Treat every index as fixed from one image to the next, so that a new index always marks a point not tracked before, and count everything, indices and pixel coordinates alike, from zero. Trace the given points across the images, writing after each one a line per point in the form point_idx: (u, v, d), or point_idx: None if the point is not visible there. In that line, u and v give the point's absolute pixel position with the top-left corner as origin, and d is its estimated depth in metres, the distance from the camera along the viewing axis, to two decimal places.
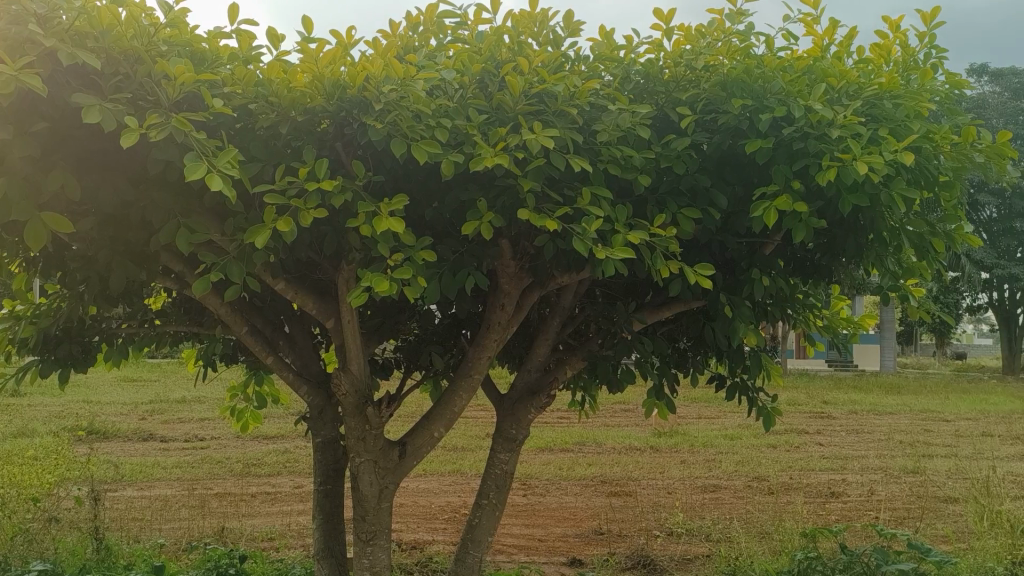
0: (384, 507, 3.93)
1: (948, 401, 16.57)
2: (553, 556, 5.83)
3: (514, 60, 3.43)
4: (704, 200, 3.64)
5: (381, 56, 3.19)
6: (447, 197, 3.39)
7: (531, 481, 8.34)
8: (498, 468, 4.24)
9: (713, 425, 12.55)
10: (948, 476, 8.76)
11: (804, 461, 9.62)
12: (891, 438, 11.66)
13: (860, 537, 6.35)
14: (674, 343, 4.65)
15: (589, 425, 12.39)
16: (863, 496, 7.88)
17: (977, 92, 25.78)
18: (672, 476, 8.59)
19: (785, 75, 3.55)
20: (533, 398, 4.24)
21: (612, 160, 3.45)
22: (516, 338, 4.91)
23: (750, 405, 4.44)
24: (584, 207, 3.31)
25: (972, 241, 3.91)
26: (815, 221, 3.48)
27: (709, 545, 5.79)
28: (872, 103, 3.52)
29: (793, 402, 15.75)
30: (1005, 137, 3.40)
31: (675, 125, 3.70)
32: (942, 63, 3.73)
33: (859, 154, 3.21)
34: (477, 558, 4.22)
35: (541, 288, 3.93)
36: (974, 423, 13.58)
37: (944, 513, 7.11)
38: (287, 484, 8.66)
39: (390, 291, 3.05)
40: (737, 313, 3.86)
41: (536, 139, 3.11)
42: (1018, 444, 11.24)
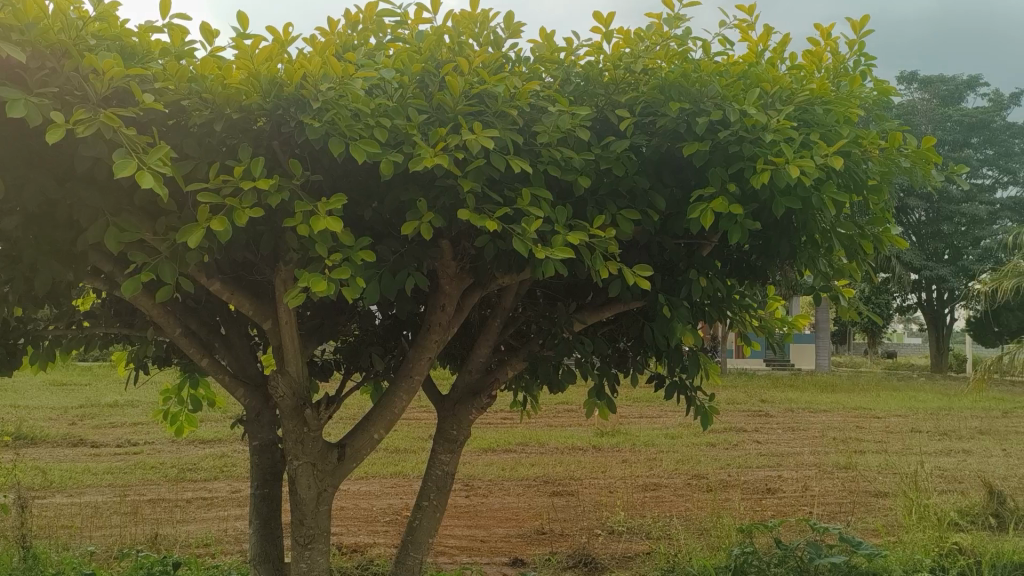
0: (323, 511, 3.88)
1: (879, 399, 17.08)
2: (495, 556, 5.85)
3: (455, 60, 3.43)
4: (643, 202, 3.69)
5: (318, 54, 3.16)
6: (387, 197, 3.38)
7: (474, 482, 8.32)
8: (438, 469, 4.23)
9: (653, 424, 12.69)
10: (878, 471, 9.03)
11: (742, 459, 9.78)
12: (825, 436, 11.94)
13: (794, 531, 6.49)
14: (615, 344, 4.69)
15: (531, 426, 12.42)
16: (798, 492, 8.07)
17: (907, 99, 26.59)
18: (613, 476, 8.67)
19: (721, 79, 3.61)
20: (474, 399, 4.23)
21: (552, 161, 3.47)
22: (457, 339, 4.91)
23: (688, 404, 4.48)
24: (525, 207, 3.32)
25: (899, 243, 4.04)
26: (750, 223, 3.55)
27: (649, 543, 5.86)
28: (804, 109, 3.62)
29: (732, 401, 16.04)
30: (929, 143, 3.52)
31: (614, 127, 3.75)
32: (870, 70, 3.84)
33: (792, 158, 3.29)
34: (417, 560, 4.20)
35: (482, 289, 3.93)
36: (904, 419, 13.99)
37: (874, 508, 7.31)
38: (223, 488, 8.49)
39: (328, 291, 3.02)
40: (676, 313, 3.91)
41: (476, 140, 3.11)
42: (945, 440, 11.63)
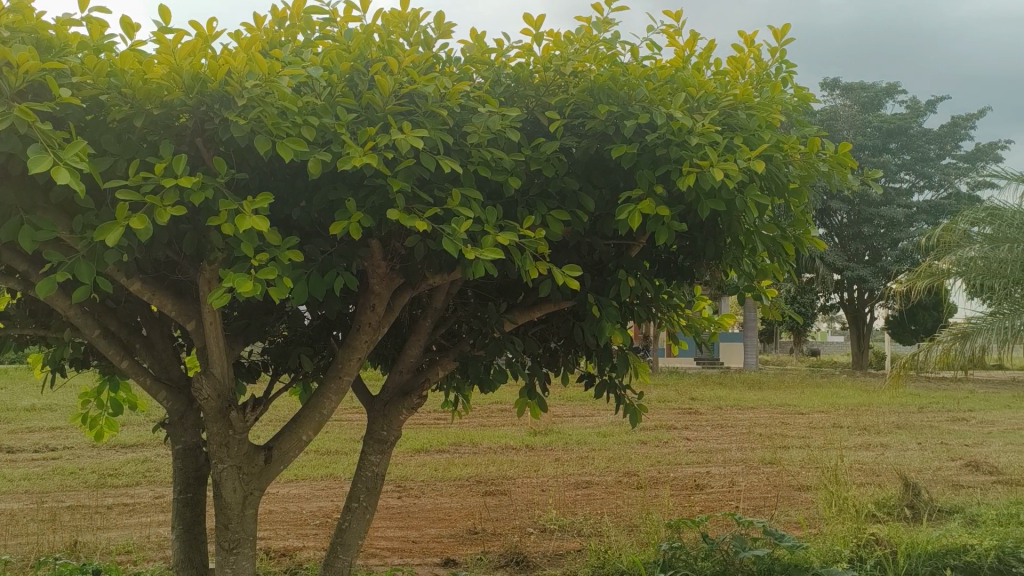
0: (249, 515, 3.82)
1: (803, 395, 17.57)
2: (428, 557, 5.83)
3: (384, 60, 3.43)
4: (573, 203, 3.73)
5: (244, 50, 3.12)
6: (315, 197, 3.35)
7: (406, 483, 8.28)
8: (369, 470, 4.20)
9: (586, 423, 12.82)
10: (801, 466, 9.29)
11: (671, 456, 9.95)
12: (752, 432, 12.23)
13: (720, 525, 6.65)
14: (545, 343, 4.73)
15: (464, 426, 12.41)
16: (725, 487, 8.26)
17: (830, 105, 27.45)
18: (545, 474, 8.72)
19: (649, 83, 3.68)
20: (405, 399, 4.21)
21: (482, 162, 3.49)
22: (388, 339, 4.87)
23: (618, 402, 4.53)
24: (455, 207, 3.33)
25: (818, 245, 4.17)
26: (676, 224, 3.63)
27: (580, 541, 5.93)
28: (728, 113, 3.72)
29: (663, 399, 16.30)
30: (846, 148, 3.65)
31: (544, 128, 3.79)
32: (791, 77, 3.97)
33: (716, 161, 3.38)
34: (347, 562, 4.17)
35: (412, 289, 3.92)
36: (826, 416, 14.42)
37: (797, 501, 7.53)
38: (147, 494, 8.27)
39: (254, 291, 2.97)
40: (605, 313, 3.97)
41: (406, 139, 3.11)
42: (865, 435, 12.04)
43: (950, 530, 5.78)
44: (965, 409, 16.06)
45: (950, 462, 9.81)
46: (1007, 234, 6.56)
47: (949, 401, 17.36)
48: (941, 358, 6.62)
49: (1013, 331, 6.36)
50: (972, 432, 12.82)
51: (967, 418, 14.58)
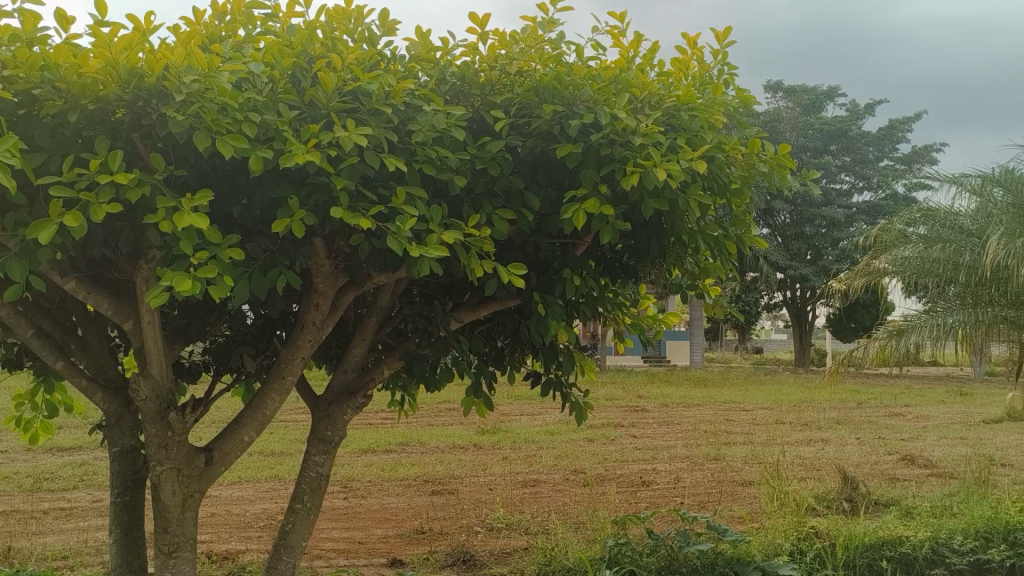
0: (189, 518, 3.75)
1: (747, 392, 17.88)
2: (374, 558, 5.78)
3: (328, 56, 3.40)
4: (518, 202, 3.75)
5: (183, 44, 3.07)
6: (257, 194, 3.31)
7: (353, 484, 8.22)
8: (313, 471, 4.16)
9: (534, 422, 12.87)
10: (744, 461, 9.46)
11: (618, 453, 10.05)
12: (696, 429, 12.42)
13: (665, 521, 6.72)
14: (492, 342, 4.73)
15: (411, 425, 12.36)
16: (670, 483, 8.36)
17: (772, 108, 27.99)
18: (493, 473, 8.74)
19: (593, 84, 3.71)
20: (350, 399, 4.18)
21: (427, 160, 3.47)
22: (333, 338, 4.83)
23: (564, 399, 4.56)
24: (399, 206, 3.32)
25: (759, 244, 4.25)
26: (620, 223, 3.67)
27: (527, 538, 5.95)
28: (671, 115, 3.78)
29: (611, 397, 16.44)
30: (785, 149, 3.74)
31: (489, 127, 3.80)
32: (732, 79, 4.05)
33: (658, 161, 3.43)
34: (290, 564, 4.12)
35: (357, 288, 3.90)
36: (769, 412, 14.70)
37: (740, 496, 7.66)
38: (84, 498, 8.07)
39: (193, 290, 2.93)
40: (550, 311, 3.99)
41: (349, 138, 3.09)
42: (806, 430, 12.31)
43: (886, 522, 5.94)
44: (902, 404, 16.51)
45: (887, 456, 10.08)
46: (941, 235, 6.59)
47: (886, 396, 17.85)
48: (877, 356, 6.83)
49: (946, 328, 6.54)
50: (908, 426, 13.19)
51: (904, 413, 15.00)
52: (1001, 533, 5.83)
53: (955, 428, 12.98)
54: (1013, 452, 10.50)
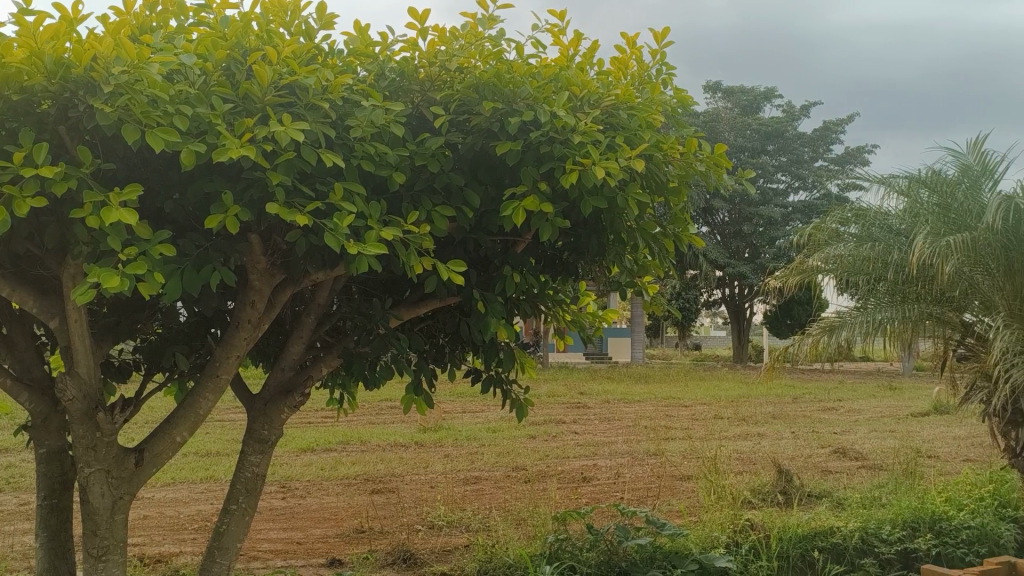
0: (119, 520, 3.66)
1: (686, 388, 18.18)
2: (312, 558, 5.72)
3: (263, 49, 3.35)
4: (458, 198, 3.73)
5: (112, 34, 2.98)
6: (189, 189, 3.24)
7: (291, 484, 8.11)
8: (248, 471, 4.09)
9: (477, 419, 12.88)
10: (683, 456, 9.62)
11: (559, 449, 10.12)
12: (637, 424, 12.57)
13: (605, 516, 6.79)
14: (432, 339, 4.72)
15: (352, 424, 12.25)
16: (610, 478, 8.46)
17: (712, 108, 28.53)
18: (434, 471, 8.72)
19: (533, 81, 3.73)
20: (286, 398, 4.12)
21: (365, 156, 3.43)
22: (270, 336, 4.76)
23: (504, 396, 4.59)
24: (337, 202, 3.28)
25: (697, 242, 4.31)
26: (560, 220, 3.68)
27: (467, 536, 5.95)
28: (610, 113, 3.80)
29: (553, 394, 16.55)
30: (721, 149, 3.80)
31: (429, 124, 3.79)
32: (671, 79, 4.10)
33: (597, 160, 3.46)
34: (224, 566, 4.05)
35: (294, 285, 3.84)
36: (708, 407, 14.95)
37: (678, 490, 7.78)
38: (10, 502, 7.80)
39: (122, 287, 2.84)
40: (490, 308, 3.98)
41: (285, 133, 3.04)
42: (743, 425, 12.56)
43: (818, 514, 6.10)
44: (835, 399, 16.96)
45: (820, 449, 10.35)
46: (873, 235, 6.38)
47: (820, 391, 18.33)
48: (811, 352, 6.61)
49: (876, 324, 6.28)
50: (841, 420, 13.55)
51: (837, 407, 15.43)
52: (927, 522, 6.07)
53: (886, 422, 13.38)
54: (940, 444, 10.88)
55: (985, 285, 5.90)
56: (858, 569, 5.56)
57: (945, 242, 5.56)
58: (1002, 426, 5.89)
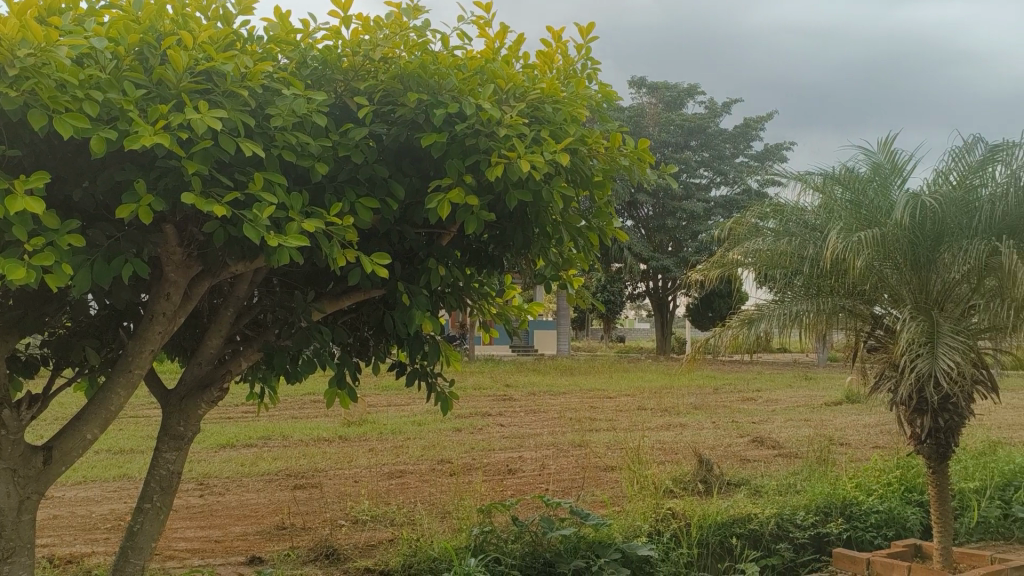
0: (25, 520, 3.52)
1: (610, 380, 18.45)
2: (231, 556, 5.59)
3: (178, 34, 3.24)
4: (382, 190, 3.68)
5: (16, 15, 2.84)
6: (101, 177, 3.12)
7: (209, 481, 7.91)
8: (163, 468, 3.98)
9: (402, 412, 12.80)
10: (607, 447, 9.74)
11: (485, 442, 10.14)
12: (562, 416, 12.69)
13: (530, 507, 6.84)
14: (356, 333, 4.66)
15: (274, 419, 12.03)
16: (535, 470, 8.51)
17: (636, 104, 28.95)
18: (358, 465, 8.63)
19: (458, 73, 3.71)
20: (204, 393, 4.02)
21: (287, 146, 3.36)
22: (186, 329, 4.63)
23: (429, 389, 4.54)
24: (256, 192, 3.19)
25: (620, 235, 4.35)
26: (485, 213, 3.67)
27: (392, 530, 5.92)
28: (535, 107, 3.80)
29: (479, 386, 16.56)
30: (644, 144, 3.86)
31: (353, 114, 3.73)
32: (595, 74, 4.13)
33: (523, 153, 3.46)
34: (138, 566, 3.92)
35: (212, 278, 3.74)
36: (632, 399, 15.19)
37: (602, 481, 7.89)
38: None
39: (27, 279, 2.72)
40: (414, 301, 3.95)
41: (202, 120, 2.95)
42: (665, 416, 12.81)
43: (736, 501, 6.27)
44: (754, 390, 17.44)
45: (739, 439, 10.63)
46: (790, 230, 6.40)
47: (739, 382, 18.83)
48: (731, 344, 6.56)
49: (792, 316, 6.28)
50: (759, 410, 13.94)
51: (755, 398, 15.87)
52: (838, 508, 6.33)
53: (801, 411, 13.84)
54: (851, 432, 11.30)
55: (894, 280, 6.01)
56: (773, 554, 5.80)
57: (857, 238, 5.68)
58: (909, 414, 6.05)
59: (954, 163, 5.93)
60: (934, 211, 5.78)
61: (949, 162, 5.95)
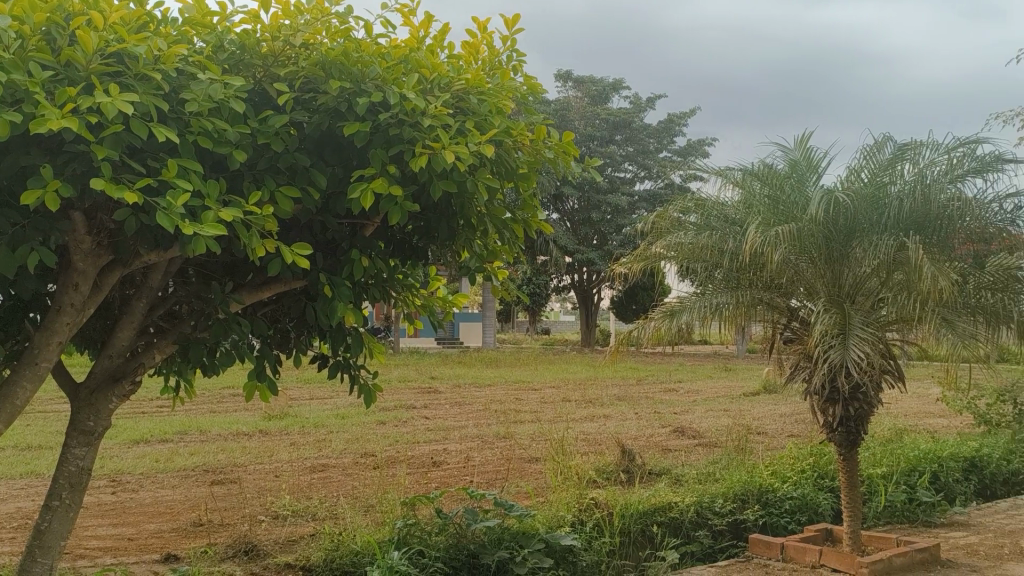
0: None
1: (535, 372, 18.58)
2: (145, 555, 5.41)
3: (87, 13, 3.11)
4: (303, 179, 3.61)
5: None
6: (3, 162, 2.98)
7: (122, 477, 7.66)
8: (72, 465, 3.82)
9: (325, 405, 12.62)
10: (531, 438, 9.80)
11: (409, 435, 10.07)
12: (487, 408, 12.72)
13: (454, 500, 6.83)
14: (276, 324, 4.57)
15: (191, 413, 11.72)
16: (460, 462, 8.51)
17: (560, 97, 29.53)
18: (280, 460, 8.48)
19: (382, 62, 3.66)
20: (115, 386, 3.89)
21: (203, 132, 3.26)
22: (97, 321, 4.46)
23: (352, 382, 4.48)
24: (171, 179, 3.09)
25: (545, 228, 4.37)
26: (409, 204, 3.63)
27: (314, 525, 5.84)
28: (460, 98, 3.78)
29: (404, 379, 16.46)
30: (569, 137, 3.88)
31: (273, 101, 3.65)
32: (521, 66, 4.14)
33: (447, 144, 3.44)
34: (45, 566, 3.77)
35: (124, 267, 3.62)
36: (556, 391, 15.32)
37: (526, 472, 7.94)
38: None
39: None
40: (336, 292, 3.88)
41: (112, 104, 2.83)
42: (589, 407, 12.96)
43: (657, 490, 6.39)
44: (675, 380, 17.81)
45: (661, 429, 10.83)
46: (711, 224, 6.53)
47: (661, 373, 19.20)
48: (653, 336, 6.61)
49: (713, 308, 6.43)
50: (680, 400, 14.23)
51: (676, 389, 16.19)
52: (755, 495, 6.52)
53: (721, 402, 14.17)
54: (767, 421, 11.65)
55: (808, 273, 6.21)
56: (693, 540, 5.97)
57: (775, 232, 5.85)
58: (822, 403, 6.24)
59: (865, 161, 6.18)
60: (847, 207, 6.00)
61: (861, 160, 6.20)
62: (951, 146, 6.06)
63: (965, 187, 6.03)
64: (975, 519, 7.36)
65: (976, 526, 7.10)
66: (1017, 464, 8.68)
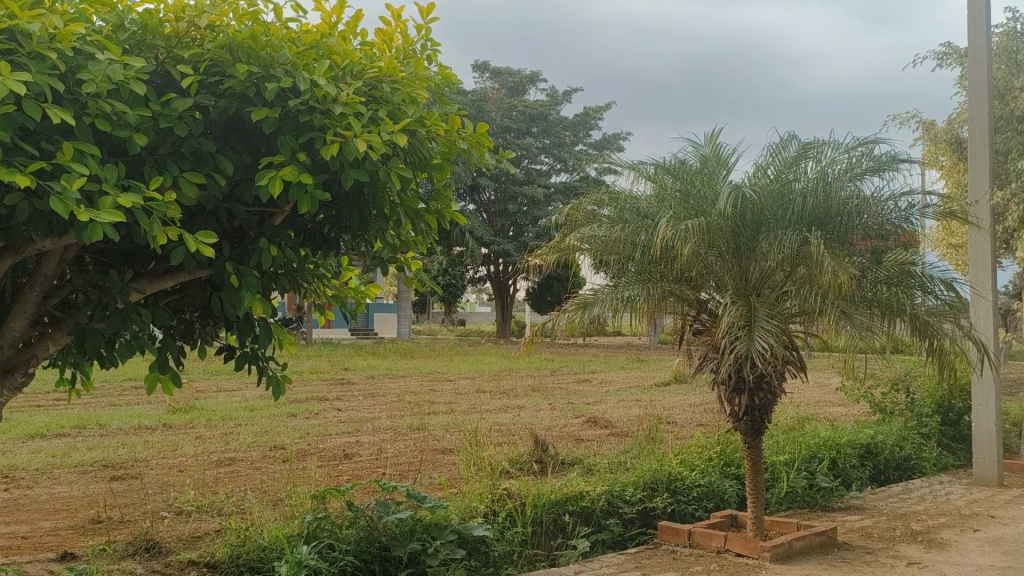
0: None
1: (450, 363, 18.56)
2: (40, 554, 5.19)
3: None
4: (209, 165, 3.50)
5: None
6: None
7: (15, 474, 7.30)
8: None
9: (233, 398, 12.32)
10: (445, 429, 9.79)
11: (320, 427, 9.92)
12: (401, 400, 12.64)
13: (365, 492, 6.76)
14: (180, 315, 4.44)
15: (89, 407, 11.25)
16: (372, 454, 8.43)
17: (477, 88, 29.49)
18: (184, 454, 8.24)
19: (292, 47, 3.58)
20: (7, 378, 3.77)
21: (101, 114, 3.13)
22: None
23: (261, 374, 4.37)
24: (66, 163, 2.95)
25: (458, 218, 4.34)
26: (319, 192, 3.55)
27: (220, 520, 5.70)
28: (372, 85, 3.73)
29: (316, 370, 16.20)
30: (482, 128, 3.87)
31: (177, 84, 3.53)
32: (435, 55, 4.11)
33: (359, 132, 3.39)
34: None
35: (16, 254, 3.45)
36: (471, 382, 15.34)
37: (439, 463, 7.93)
38: None
39: None
40: (244, 282, 3.77)
41: (3, 83, 2.69)
42: (503, 398, 13.01)
43: (569, 480, 6.48)
44: (588, 371, 18.07)
45: (573, 419, 10.96)
46: (625, 217, 6.62)
47: (575, 363, 19.45)
48: (567, 327, 6.67)
49: (624, 300, 6.53)
50: (593, 391, 14.44)
51: (589, 379, 16.42)
52: (664, 483, 6.67)
53: (633, 392, 14.44)
54: (677, 411, 11.93)
55: (717, 267, 6.36)
56: (603, 529, 6.07)
57: (685, 226, 5.99)
58: (728, 393, 6.42)
59: (772, 159, 6.38)
60: (754, 202, 6.18)
61: (767, 157, 6.39)
62: (851, 145, 6.30)
63: (863, 185, 6.28)
64: (869, 503, 7.71)
65: (870, 510, 7.44)
66: (908, 450, 9.13)
